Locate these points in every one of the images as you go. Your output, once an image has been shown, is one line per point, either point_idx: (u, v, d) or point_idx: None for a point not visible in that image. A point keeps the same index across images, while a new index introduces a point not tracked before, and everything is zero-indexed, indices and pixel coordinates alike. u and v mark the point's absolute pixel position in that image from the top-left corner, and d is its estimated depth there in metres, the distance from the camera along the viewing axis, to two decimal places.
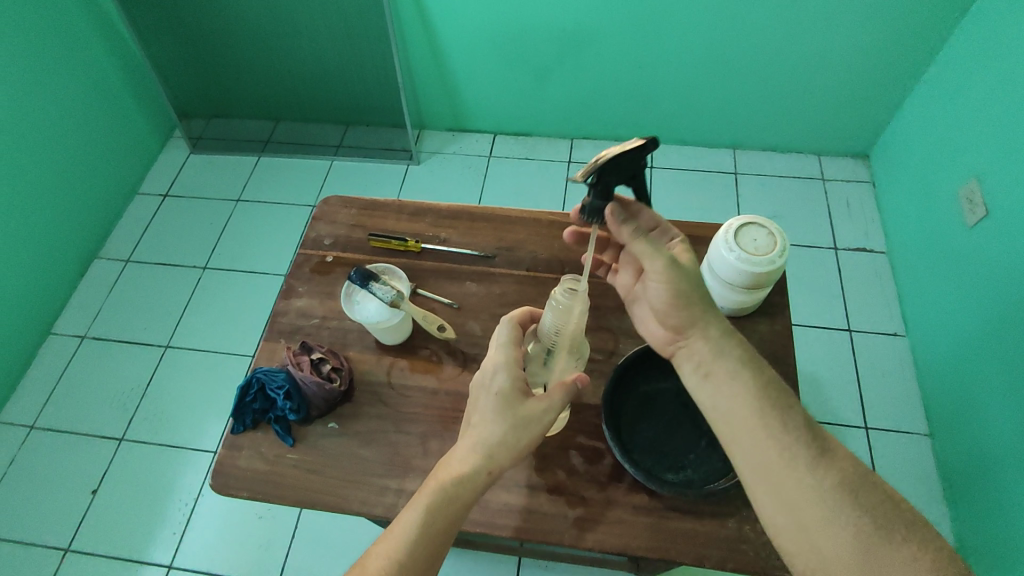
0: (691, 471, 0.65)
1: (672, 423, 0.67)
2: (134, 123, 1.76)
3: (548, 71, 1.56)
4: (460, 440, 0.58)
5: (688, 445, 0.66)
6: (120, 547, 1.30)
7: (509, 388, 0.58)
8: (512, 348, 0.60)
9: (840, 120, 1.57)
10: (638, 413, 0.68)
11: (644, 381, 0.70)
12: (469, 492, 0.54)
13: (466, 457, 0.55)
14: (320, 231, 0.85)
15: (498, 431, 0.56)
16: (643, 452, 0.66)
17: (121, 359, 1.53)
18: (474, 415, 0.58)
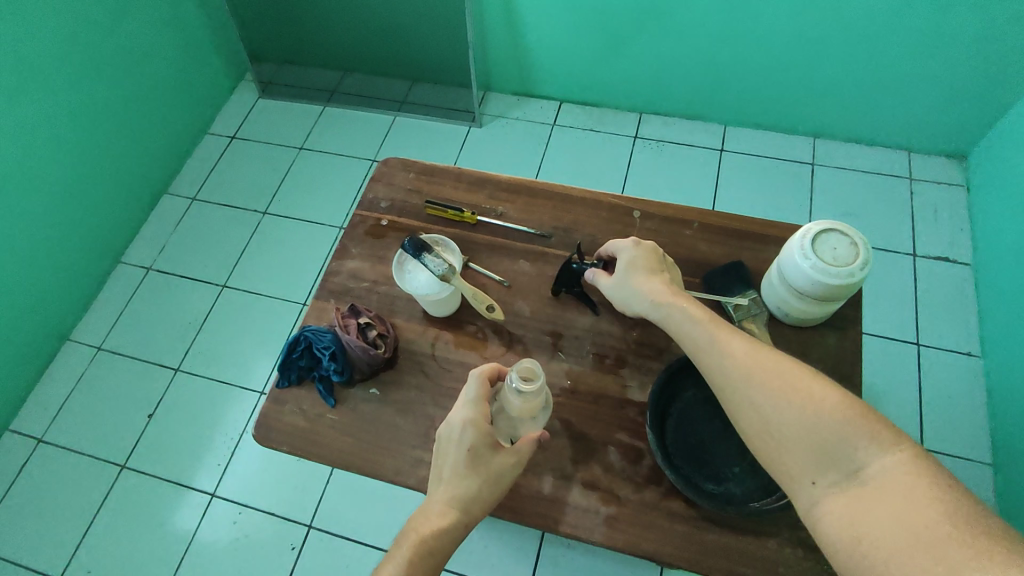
0: (733, 485, 0.62)
1: (720, 431, 0.64)
2: (209, 64, 1.79)
3: (624, 40, 1.49)
4: (432, 489, 0.57)
5: (732, 457, 0.63)
6: (170, 471, 1.38)
7: (482, 444, 0.57)
8: (480, 405, 0.59)
9: (939, 116, 1.43)
10: (685, 416, 0.65)
11: (697, 383, 0.66)
12: (447, 542, 0.53)
13: (443, 509, 0.54)
14: (377, 193, 0.84)
15: (471, 487, 0.55)
16: (684, 458, 0.63)
17: (182, 293, 1.59)
18: (445, 468, 0.57)
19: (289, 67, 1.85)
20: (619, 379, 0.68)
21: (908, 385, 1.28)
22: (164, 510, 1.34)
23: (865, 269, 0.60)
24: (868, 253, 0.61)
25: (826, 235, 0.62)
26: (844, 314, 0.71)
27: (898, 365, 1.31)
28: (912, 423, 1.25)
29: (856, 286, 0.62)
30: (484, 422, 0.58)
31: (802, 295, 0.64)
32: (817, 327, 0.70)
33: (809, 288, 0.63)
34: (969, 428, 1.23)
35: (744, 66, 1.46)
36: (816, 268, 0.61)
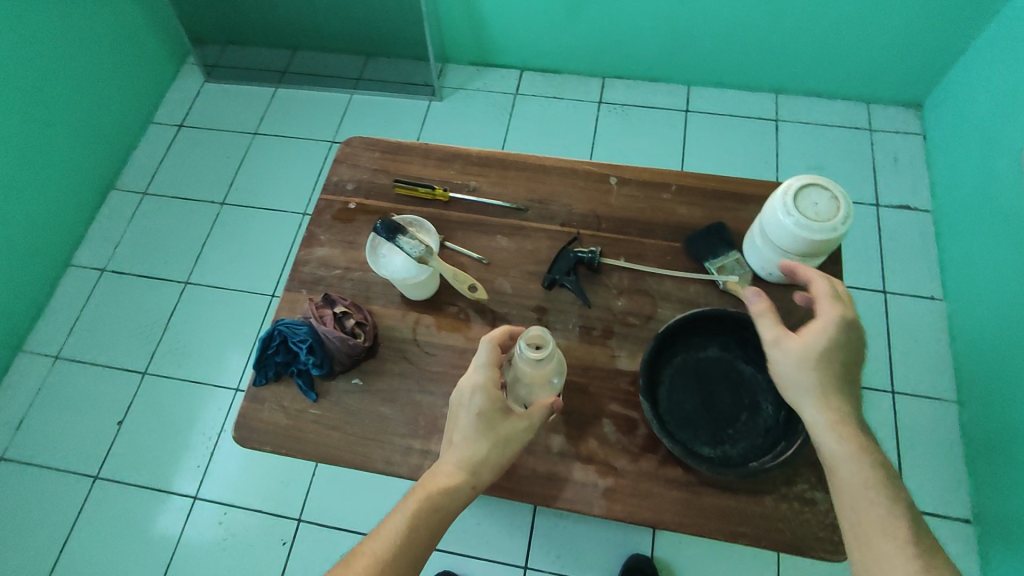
0: (728, 447, 0.62)
1: (711, 394, 0.64)
2: (147, 48, 1.68)
3: (582, 3, 1.44)
4: (444, 453, 0.57)
5: (726, 419, 0.63)
6: (147, 477, 1.34)
7: (491, 409, 0.56)
8: (491, 372, 0.57)
9: (898, 66, 1.44)
10: (675, 382, 0.65)
11: (685, 349, 0.66)
12: (454, 504, 0.54)
13: (452, 470, 0.55)
14: (342, 175, 0.80)
15: (480, 450, 0.55)
16: (679, 425, 0.63)
17: (142, 293, 1.52)
18: (455, 432, 0.57)
19: (234, 48, 1.76)
20: (608, 350, 0.67)
21: (879, 333, 1.32)
22: (145, 517, 1.30)
23: (846, 222, 0.60)
24: (848, 206, 0.60)
25: (807, 190, 0.61)
26: (825, 269, 0.71)
27: (869, 314, 1.34)
28: (885, 369, 1.28)
29: (838, 240, 0.61)
30: (495, 388, 0.57)
31: (786, 251, 0.64)
32: (799, 283, 0.70)
33: (793, 244, 0.62)
34: (938, 370, 1.27)
35: (705, 24, 1.44)
36: (799, 225, 0.61)
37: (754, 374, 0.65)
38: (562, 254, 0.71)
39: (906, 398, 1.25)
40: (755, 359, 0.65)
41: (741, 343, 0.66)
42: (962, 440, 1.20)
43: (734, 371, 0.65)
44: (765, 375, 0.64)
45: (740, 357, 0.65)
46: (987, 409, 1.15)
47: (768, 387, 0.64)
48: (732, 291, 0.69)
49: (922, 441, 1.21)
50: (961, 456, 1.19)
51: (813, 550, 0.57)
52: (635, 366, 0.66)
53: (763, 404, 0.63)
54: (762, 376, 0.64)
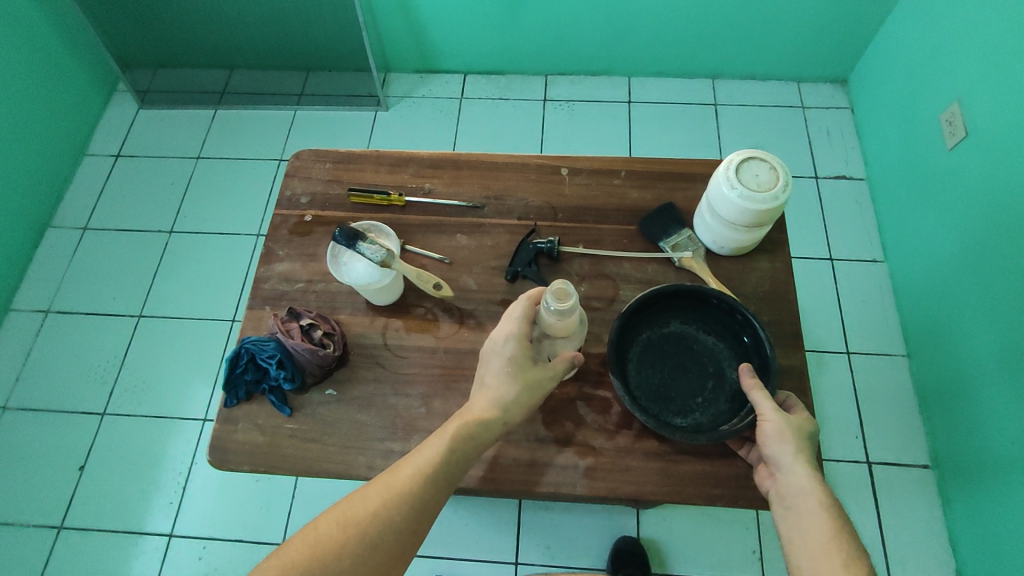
0: (699, 415, 0.64)
1: (678, 367, 0.66)
2: (75, 79, 1.61)
3: (518, 4, 1.47)
4: (476, 392, 0.59)
5: (694, 388, 0.65)
6: (117, 520, 1.29)
7: (521, 356, 0.58)
8: (524, 324, 0.59)
9: (822, 44, 1.52)
10: (642, 358, 0.66)
11: (648, 325, 0.68)
12: (486, 436, 0.56)
13: (485, 408, 0.57)
14: (295, 189, 0.79)
15: (509, 393, 0.57)
16: (650, 399, 0.64)
17: (93, 331, 1.47)
18: (487, 374, 0.59)
19: (167, 72, 1.71)
20: None
21: (828, 298, 1.38)
22: (119, 561, 1.26)
23: (786, 191, 0.63)
24: (786, 176, 0.64)
25: (747, 164, 0.65)
26: (771, 238, 0.74)
27: (817, 281, 1.40)
28: (836, 332, 1.35)
29: (781, 209, 0.65)
30: (527, 338, 0.59)
31: (734, 224, 0.67)
32: (749, 254, 0.73)
33: (739, 216, 0.65)
34: (885, 327, 1.34)
35: (639, 17, 1.48)
36: (743, 197, 0.64)
37: (716, 343, 0.67)
38: (522, 247, 0.73)
39: (859, 357, 1.32)
40: (716, 330, 0.68)
41: (700, 315, 0.68)
42: (913, 390, 1.27)
43: (696, 342, 0.67)
44: (727, 344, 0.67)
45: (702, 328, 0.68)
46: (934, 359, 1.22)
47: (730, 354, 0.67)
48: (688, 267, 0.72)
49: (877, 395, 1.28)
50: (913, 406, 1.26)
51: None
52: (603, 347, 0.68)
53: (727, 371, 0.66)
54: (724, 344, 0.67)
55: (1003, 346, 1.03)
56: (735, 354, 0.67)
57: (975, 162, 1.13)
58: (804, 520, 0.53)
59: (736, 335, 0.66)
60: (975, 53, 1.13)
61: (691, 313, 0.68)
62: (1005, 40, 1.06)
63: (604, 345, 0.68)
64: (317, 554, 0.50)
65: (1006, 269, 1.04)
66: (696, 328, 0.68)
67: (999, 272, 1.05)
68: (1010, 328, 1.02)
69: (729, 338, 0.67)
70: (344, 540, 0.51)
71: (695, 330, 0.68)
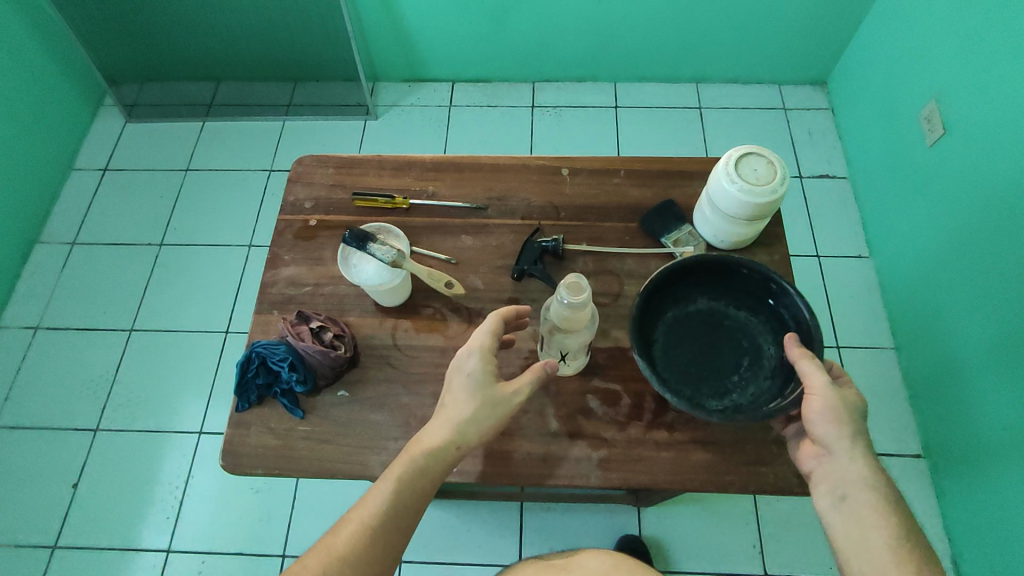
0: (736, 395, 0.63)
1: (711, 344, 0.66)
2: (61, 93, 1.60)
3: (505, 11, 1.49)
4: (434, 417, 0.58)
5: (730, 368, 0.65)
6: (113, 537, 1.27)
7: (482, 373, 0.57)
8: (491, 337, 0.59)
9: (803, 47, 1.56)
10: (671, 337, 0.66)
11: (678, 302, 0.68)
12: (439, 462, 0.55)
13: (439, 430, 0.56)
14: (299, 194, 0.80)
15: (467, 411, 0.56)
16: (683, 380, 0.64)
17: (84, 347, 1.45)
18: (448, 396, 0.58)
19: (153, 85, 1.70)
20: None
21: (818, 293, 1.41)
22: None
23: (783, 184, 0.65)
24: (783, 170, 0.66)
25: (746, 159, 0.67)
26: (768, 232, 0.76)
27: (806, 277, 1.43)
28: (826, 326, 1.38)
29: (778, 202, 0.67)
30: (491, 352, 0.59)
31: (733, 218, 0.69)
32: (748, 248, 0.75)
33: (738, 209, 0.67)
34: (874, 320, 1.37)
35: (625, 24, 1.51)
36: (742, 190, 0.66)
37: (752, 320, 0.67)
38: (527, 246, 0.74)
39: (849, 350, 1.35)
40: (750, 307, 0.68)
41: (732, 291, 0.68)
42: (903, 381, 1.31)
43: (728, 319, 0.67)
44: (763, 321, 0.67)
45: (733, 305, 0.68)
46: (922, 350, 1.26)
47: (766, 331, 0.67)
48: None
49: (868, 387, 1.31)
50: (904, 396, 1.29)
51: (794, 490, 0.62)
52: (610, 342, 0.69)
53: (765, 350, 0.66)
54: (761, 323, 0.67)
55: (989, 334, 1.07)
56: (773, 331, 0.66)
57: (956, 158, 1.16)
58: (859, 513, 0.53)
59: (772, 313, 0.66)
60: (952, 51, 1.17)
61: (722, 290, 0.68)
62: (981, 39, 1.10)
63: (612, 340, 0.69)
64: (335, 556, 0.50)
65: (989, 259, 1.07)
66: (728, 305, 0.68)
67: (983, 262, 1.09)
68: (995, 316, 1.05)
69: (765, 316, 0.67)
70: (360, 538, 0.51)
71: (727, 307, 0.68)
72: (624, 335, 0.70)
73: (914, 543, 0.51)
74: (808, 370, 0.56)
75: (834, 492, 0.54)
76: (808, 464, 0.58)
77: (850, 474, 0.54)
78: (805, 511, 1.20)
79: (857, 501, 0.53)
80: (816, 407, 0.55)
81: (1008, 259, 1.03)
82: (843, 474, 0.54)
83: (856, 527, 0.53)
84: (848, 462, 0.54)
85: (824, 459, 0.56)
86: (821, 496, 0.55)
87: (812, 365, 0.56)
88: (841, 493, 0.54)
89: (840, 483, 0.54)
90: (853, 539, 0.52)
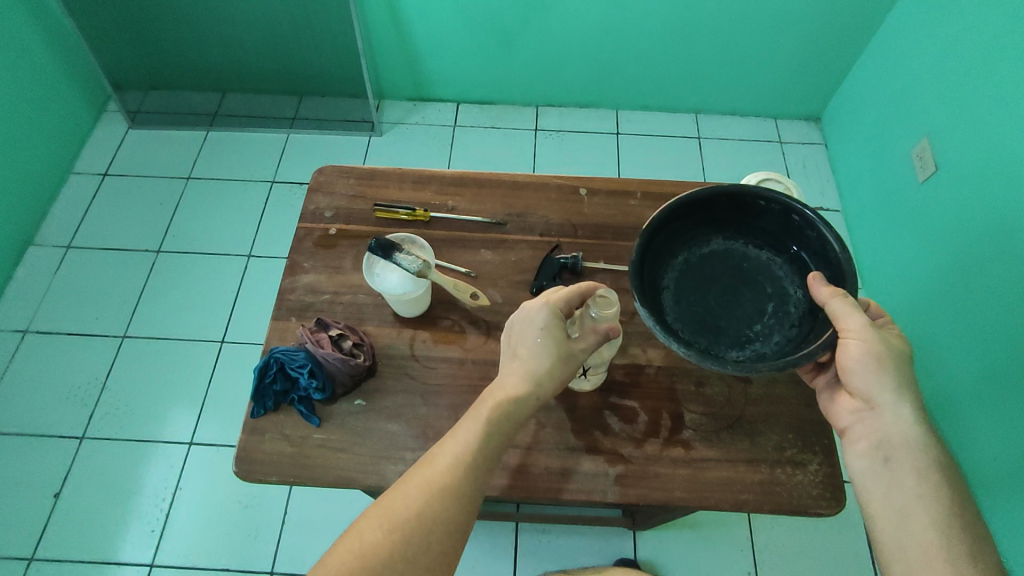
0: (760, 346, 0.62)
1: (726, 292, 0.65)
2: (63, 97, 1.59)
3: (512, 36, 1.52)
4: (507, 363, 0.58)
5: (750, 315, 0.64)
6: (92, 550, 1.22)
7: (556, 326, 0.57)
8: (562, 296, 0.59)
9: (801, 84, 1.61)
10: (683, 287, 0.65)
11: (686, 248, 0.67)
12: (521, 411, 0.55)
13: (518, 381, 0.56)
14: (319, 203, 0.81)
15: (544, 362, 0.56)
16: (700, 331, 0.63)
17: (74, 352, 1.41)
18: (521, 345, 0.58)
19: (157, 93, 1.70)
20: None
21: None
22: None
23: None
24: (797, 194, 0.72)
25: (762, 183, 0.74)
26: None
27: None
28: None
29: None
30: (561, 310, 0.58)
31: None
32: None
33: None
34: None
35: (629, 54, 1.55)
36: None
37: (769, 261, 0.66)
38: (546, 262, 0.75)
39: None
40: (765, 246, 0.66)
41: (743, 233, 0.67)
42: None
43: (749, 261, 0.66)
44: (781, 259, 0.66)
45: (747, 247, 0.67)
46: None
47: (786, 269, 0.65)
48: None
49: None
50: None
51: (809, 509, 0.63)
52: (627, 359, 0.70)
53: (786, 290, 0.65)
54: (778, 261, 0.66)
55: (978, 365, 1.08)
56: (793, 268, 0.65)
57: (945, 194, 1.19)
58: (900, 474, 0.54)
59: (790, 248, 0.65)
60: (940, 92, 1.21)
61: (732, 232, 0.67)
62: (966, 81, 1.13)
63: (629, 356, 0.70)
64: (435, 485, 0.51)
65: (977, 293, 1.09)
66: (739, 248, 0.67)
67: (970, 296, 1.10)
68: (984, 348, 1.07)
69: (783, 253, 0.66)
70: (457, 470, 0.52)
71: (740, 249, 0.67)
72: (641, 352, 0.71)
73: (953, 503, 0.52)
74: (845, 312, 0.55)
75: (875, 450, 0.56)
76: (844, 418, 0.59)
77: (894, 433, 0.55)
78: (801, 540, 1.18)
79: (899, 461, 0.54)
80: (856, 353, 0.56)
81: (995, 293, 1.05)
82: (885, 432, 0.56)
83: (895, 488, 0.54)
84: (892, 420, 0.56)
85: (865, 416, 0.57)
86: (860, 452, 0.57)
87: (850, 308, 0.55)
88: (882, 451, 0.55)
89: (882, 441, 0.56)
90: (891, 497, 0.54)
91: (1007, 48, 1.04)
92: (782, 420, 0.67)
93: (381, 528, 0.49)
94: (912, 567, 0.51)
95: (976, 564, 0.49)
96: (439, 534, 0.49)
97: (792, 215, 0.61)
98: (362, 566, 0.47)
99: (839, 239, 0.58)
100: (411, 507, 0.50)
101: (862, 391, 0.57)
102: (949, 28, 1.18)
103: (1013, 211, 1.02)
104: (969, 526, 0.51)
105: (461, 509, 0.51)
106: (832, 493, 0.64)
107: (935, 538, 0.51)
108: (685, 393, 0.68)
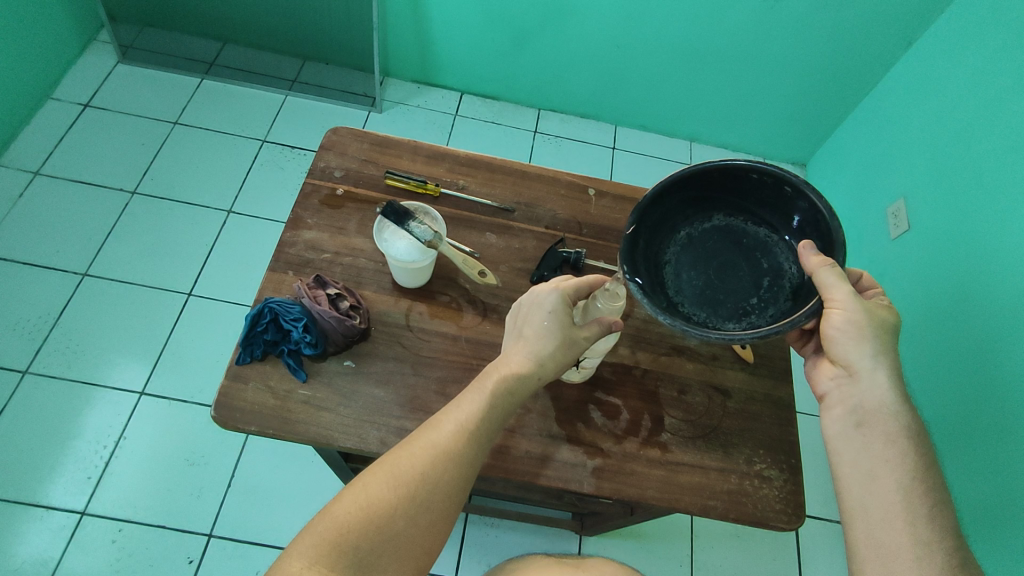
0: (756, 318, 0.62)
1: (724, 267, 0.65)
2: (53, 17, 1.51)
3: (527, 36, 1.52)
4: (512, 343, 0.60)
5: (747, 289, 0.64)
6: (18, 494, 1.15)
7: (563, 309, 0.58)
8: (571, 283, 0.60)
9: (794, 130, 1.67)
10: (683, 260, 0.66)
11: (688, 224, 0.67)
12: (525, 389, 0.57)
13: (523, 359, 0.58)
14: (329, 162, 0.80)
15: (547, 347, 0.58)
16: (697, 302, 0.63)
17: (28, 282, 1.34)
18: (527, 327, 0.59)
19: (156, 31, 1.63)
20: None
21: None
22: (6, 544, 1.11)
23: None
24: None
25: None
26: None
27: None
28: None
29: None
30: (570, 294, 0.59)
31: None
32: None
33: None
34: None
35: (638, 72, 1.58)
36: None
37: (766, 236, 0.66)
38: (550, 253, 0.76)
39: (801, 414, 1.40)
40: (764, 221, 0.66)
41: (741, 210, 0.67)
42: None
43: (747, 237, 0.66)
44: (778, 235, 0.65)
45: (746, 224, 0.67)
46: None
47: (783, 244, 0.65)
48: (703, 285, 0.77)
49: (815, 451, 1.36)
50: None
51: (770, 521, 0.66)
52: (616, 357, 0.72)
53: (782, 265, 0.64)
54: (775, 236, 0.65)
55: (929, 415, 1.14)
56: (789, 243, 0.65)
57: (914, 248, 1.26)
58: (870, 444, 0.56)
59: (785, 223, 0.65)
60: (922, 154, 1.28)
61: (731, 209, 0.67)
62: (947, 148, 1.20)
63: (618, 355, 0.72)
64: (439, 450, 0.51)
65: (933, 346, 1.16)
66: (739, 224, 0.67)
67: (933, 346, 1.15)
68: (936, 398, 1.13)
69: (779, 227, 0.65)
70: (461, 438, 0.52)
71: (739, 226, 0.67)
72: (629, 353, 0.73)
73: (919, 475, 0.54)
74: (833, 283, 0.55)
75: (848, 416, 0.58)
76: (824, 384, 0.61)
77: (870, 398, 0.57)
78: (740, 564, 1.20)
79: (872, 427, 0.56)
80: (839, 322, 0.57)
81: (950, 348, 1.11)
82: (862, 397, 0.58)
83: (865, 459, 0.56)
84: (868, 385, 0.58)
85: (843, 382, 0.59)
86: (835, 416, 0.59)
87: (837, 278, 0.55)
88: (857, 416, 0.57)
89: (857, 406, 0.58)
90: (859, 462, 0.56)
91: (992, 120, 1.10)
92: (755, 436, 0.70)
93: (387, 484, 0.48)
94: (873, 531, 0.53)
95: (932, 535, 0.51)
96: (439, 499, 0.50)
97: (783, 186, 0.61)
98: (364, 521, 0.47)
99: (827, 206, 0.59)
100: (416, 467, 0.50)
101: (842, 357, 0.59)
102: (940, 95, 1.25)
103: (976, 275, 1.08)
104: (929, 503, 0.53)
105: (463, 474, 0.52)
106: (793, 510, 0.67)
107: (895, 511, 0.53)
108: (667, 398, 0.71)
